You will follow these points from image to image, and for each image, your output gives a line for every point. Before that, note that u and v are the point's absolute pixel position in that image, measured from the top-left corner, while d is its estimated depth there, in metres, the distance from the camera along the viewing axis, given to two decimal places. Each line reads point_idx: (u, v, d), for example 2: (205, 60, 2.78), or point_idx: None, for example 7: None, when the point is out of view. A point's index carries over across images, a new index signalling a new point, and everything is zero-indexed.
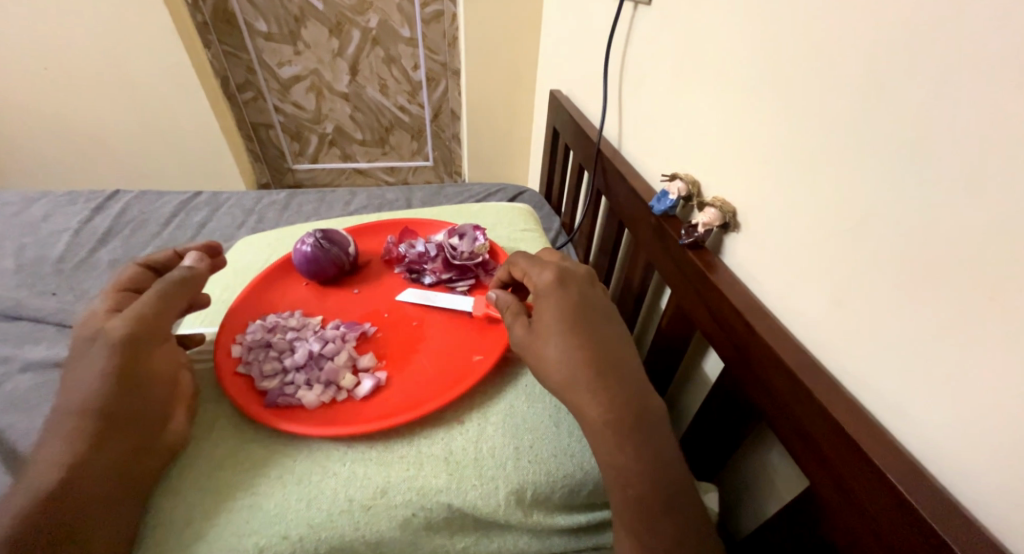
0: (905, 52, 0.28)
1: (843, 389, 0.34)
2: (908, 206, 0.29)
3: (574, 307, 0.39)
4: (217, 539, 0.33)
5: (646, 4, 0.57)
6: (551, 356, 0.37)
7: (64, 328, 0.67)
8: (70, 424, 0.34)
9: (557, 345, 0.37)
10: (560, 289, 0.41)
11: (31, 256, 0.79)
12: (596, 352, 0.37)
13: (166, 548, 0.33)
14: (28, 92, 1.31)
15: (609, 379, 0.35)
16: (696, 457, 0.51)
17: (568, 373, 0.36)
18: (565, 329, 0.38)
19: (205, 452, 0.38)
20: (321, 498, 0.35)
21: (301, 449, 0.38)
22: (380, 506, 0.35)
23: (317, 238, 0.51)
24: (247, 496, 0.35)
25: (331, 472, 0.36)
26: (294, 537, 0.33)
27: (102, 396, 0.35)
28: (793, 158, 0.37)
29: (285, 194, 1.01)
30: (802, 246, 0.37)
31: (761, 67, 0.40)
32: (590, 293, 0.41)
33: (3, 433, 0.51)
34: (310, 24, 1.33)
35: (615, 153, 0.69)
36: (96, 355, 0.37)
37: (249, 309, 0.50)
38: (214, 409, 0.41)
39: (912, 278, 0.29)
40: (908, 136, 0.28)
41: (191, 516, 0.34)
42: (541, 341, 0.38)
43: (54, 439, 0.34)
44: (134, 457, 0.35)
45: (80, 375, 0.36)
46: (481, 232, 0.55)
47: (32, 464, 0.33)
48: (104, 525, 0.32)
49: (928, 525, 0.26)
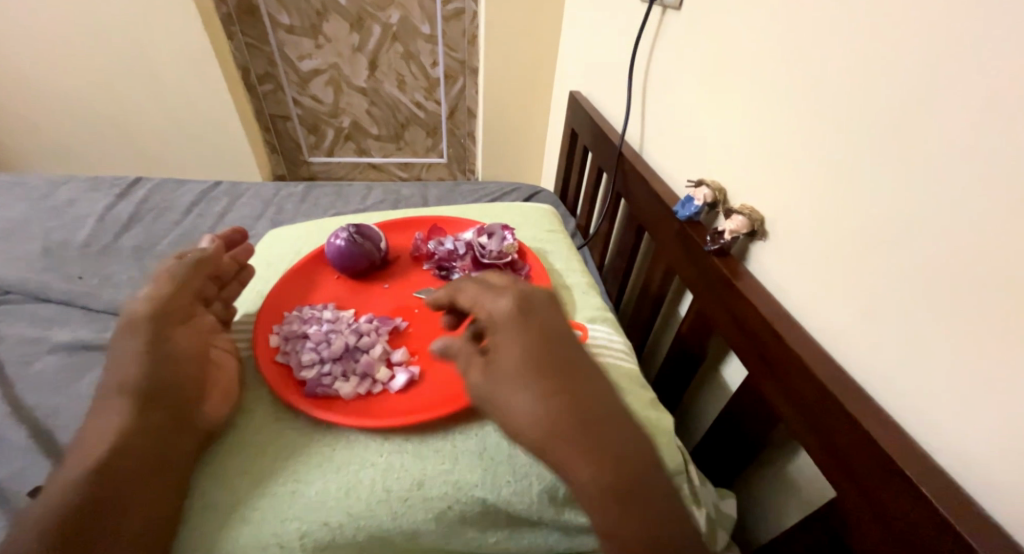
0: (943, 67, 0.28)
1: (871, 401, 0.34)
2: (944, 220, 0.29)
3: (538, 343, 0.34)
4: (260, 522, 0.33)
5: (676, 9, 0.57)
6: (515, 399, 0.32)
7: (90, 312, 0.68)
8: (116, 404, 0.36)
9: (522, 387, 0.32)
10: (519, 316, 0.36)
11: (57, 240, 0.81)
12: (565, 390, 0.32)
13: (209, 528, 0.33)
14: (54, 78, 1.33)
15: (586, 423, 0.31)
16: (716, 465, 0.51)
17: (537, 420, 0.31)
18: (528, 365, 0.33)
19: (247, 437, 0.38)
20: (360, 488, 0.35)
21: (341, 438, 0.39)
22: (416, 498, 0.35)
23: (351, 232, 0.52)
24: (288, 483, 0.35)
25: (369, 463, 0.37)
26: (335, 524, 0.34)
27: (136, 379, 0.37)
28: (826, 168, 0.37)
29: (303, 186, 1.02)
30: (832, 256, 0.37)
31: (792, 76, 0.40)
32: (552, 317, 0.37)
33: (36, 413, 0.53)
34: (332, 18, 1.34)
35: (636, 156, 0.69)
36: (124, 339, 0.39)
37: (285, 301, 0.51)
38: (255, 396, 0.42)
39: (947, 292, 0.29)
40: (944, 150, 0.28)
41: (234, 499, 0.35)
42: (501, 382, 0.33)
43: (102, 420, 0.35)
44: (174, 440, 0.36)
45: (116, 360, 0.38)
46: (510, 232, 0.55)
47: (75, 446, 0.34)
48: (144, 504, 0.32)
49: (952, 529, 0.26)
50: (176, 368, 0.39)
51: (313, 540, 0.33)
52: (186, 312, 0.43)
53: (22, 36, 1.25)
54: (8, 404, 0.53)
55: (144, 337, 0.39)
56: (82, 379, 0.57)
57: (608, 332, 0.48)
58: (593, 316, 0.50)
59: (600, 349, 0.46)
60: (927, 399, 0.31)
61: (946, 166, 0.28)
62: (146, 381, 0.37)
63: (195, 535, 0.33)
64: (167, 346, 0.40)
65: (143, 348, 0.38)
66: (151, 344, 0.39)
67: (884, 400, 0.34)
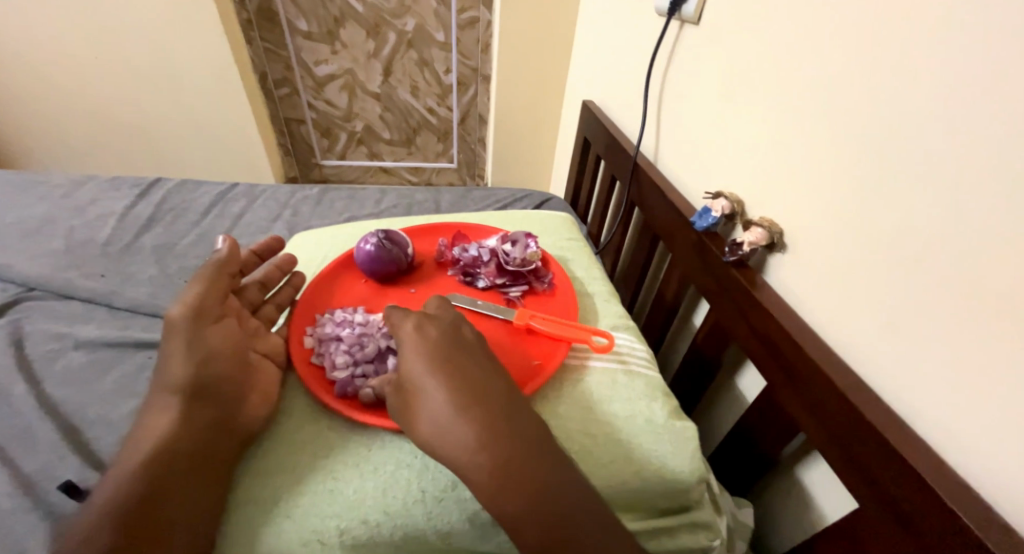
0: (975, 89, 0.29)
1: (895, 416, 0.34)
2: (972, 238, 0.29)
3: (438, 360, 0.37)
4: (300, 518, 0.35)
5: (693, 23, 0.58)
6: (423, 411, 0.35)
7: (113, 310, 0.69)
8: (165, 403, 0.39)
9: (427, 398, 0.36)
10: (421, 335, 0.40)
11: (79, 238, 0.82)
12: (462, 393, 0.35)
13: (253, 523, 0.34)
14: (77, 79, 1.35)
15: (480, 421, 0.34)
16: (733, 472, 0.51)
17: (441, 426, 0.34)
18: (429, 378, 0.36)
19: (286, 436, 0.39)
20: (396, 488, 0.36)
21: (376, 439, 0.39)
22: (450, 499, 0.36)
23: (380, 237, 0.53)
24: (327, 480, 0.36)
25: (405, 463, 0.38)
26: (372, 522, 0.35)
27: (178, 381, 0.39)
28: (849, 183, 0.38)
29: (318, 189, 1.03)
30: (854, 271, 0.38)
31: (815, 93, 0.41)
32: (454, 331, 0.40)
33: (61, 408, 0.54)
34: (349, 25, 1.36)
35: (650, 166, 0.70)
36: (166, 343, 0.42)
37: (318, 305, 0.52)
38: (292, 396, 0.43)
39: (973, 309, 0.29)
40: (973, 169, 0.29)
41: (276, 495, 0.36)
42: (411, 397, 0.36)
43: (157, 417, 0.38)
44: (216, 438, 0.37)
45: (162, 362, 0.41)
46: (533, 240, 0.56)
47: (132, 440, 0.37)
48: (189, 497, 0.34)
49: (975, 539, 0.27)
50: (215, 369, 0.41)
51: (351, 537, 0.34)
52: (221, 309, 0.46)
53: (47, 38, 1.27)
54: (36, 399, 0.54)
55: (181, 341, 0.41)
56: (106, 376, 0.58)
57: (631, 340, 0.49)
58: (615, 323, 0.51)
59: (624, 354, 0.47)
60: (952, 413, 0.31)
61: (976, 186, 0.29)
62: (188, 379, 0.39)
63: (239, 529, 0.34)
64: (204, 342, 0.42)
65: (183, 347, 0.41)
66: (189, 341, 0.41)
67: (907, 413, 0.34)
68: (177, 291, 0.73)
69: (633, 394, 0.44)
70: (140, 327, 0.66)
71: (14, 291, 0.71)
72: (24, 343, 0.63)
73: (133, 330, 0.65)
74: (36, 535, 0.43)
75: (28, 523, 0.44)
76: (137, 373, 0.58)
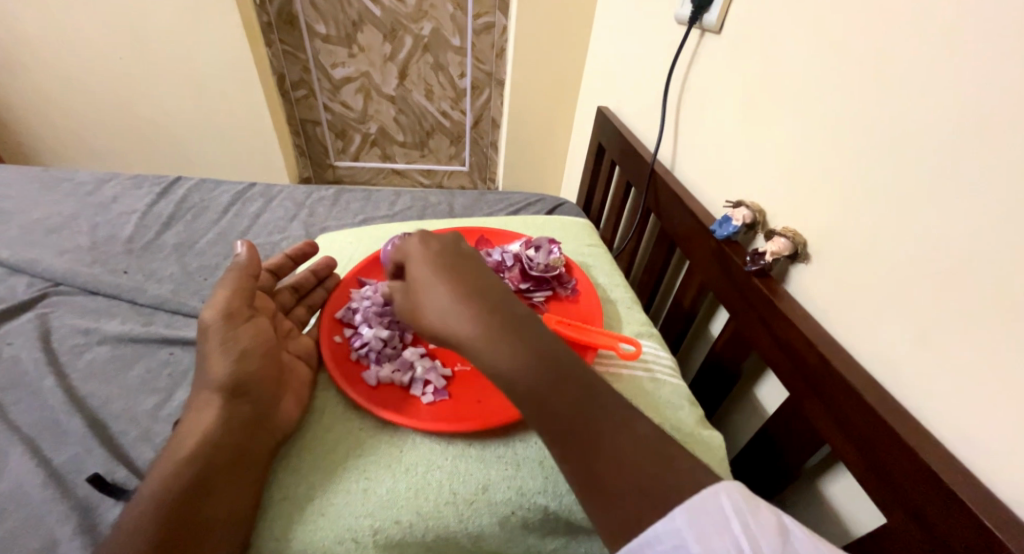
0: (1008, 106, 0.29)
1: (920, 427, 0.34)
2: (1004, 254, 0.29)
3: (456, 266, 0.40)
4: (335, 516, 0.35)
5: (715, 33, 0.57)
6: (435, 302, 0.37)
7: (135, 306, 0.70)
8: (206, 401, 0.40)
9: (434, 292, 0.38)
10: (426, 246, 0.42)
11: (103, 234, 0.83)
12: (461, 288, 0.38)
13: (287, 521, 0.35)
14: (101, 78, 1.38)
15: (480, 311, 0.36)
16: (755, 482, 0.51)
17: (446, 312, 0.37)
18: (434, 275, 0.39)
19: (320, 434, 0.41)
20: (428, 489, 0.37)
21: (406, 440, 0.40)
22: (481, 502, 0.37)
23: None
24: (361, 479, 0.37)
25: (437, 465, 0.38)
26: (405, 522, 0.35)
27: (216, 383, 0.41)
28: (876, 198, 0.38)
29: (334, 190, 1.04)
30: (879, 286, 0.38)
31: (841, 106, 0.41)
32: (458, 245, 0.43)
33: (84, 402, 0.56)
34: (366, 28, 1.38)
35: (666, 172, 0.69)
36: (204, 343, 0.43)
37: (340, 299, 0.53)
38: (325, 397, 0.44)
39: (1004, 328, 0.29)
40: (1004, 183, 0.29)
41: (310, 493, 0.37)
42: (418, 292, 0.39)
43: (199, 414, 0.40)
44: (252, 436, 0.39)
45: (201, 361, 0.42)
46: (557, 245, 0.57)
47: (175, 436, 0.39)
48: (227, 494, 0.36)
49: (996, 539, 0.27)
50: (248, 366, 0.42)
51: (385, 536, 0.35)
52: (251, 307, 0.46)
53: (70, 37, 1.29)
54: (63, 392, 0.56)
55: (216, 343, 0.42)
56: (130, 371, 0.59)
57: (655, 348, 0.50)
58: (639, 330, 0.52)
59: (650, 362, 0.48)
60: (977, 424, 0.31)
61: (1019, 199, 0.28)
62: (228, 377, 0.41)
63: (275, 525, 0.35)
64: (238, 340, 0.43)
65: (219, 345, 0.42)
66: (225, 340, 0.42)
67: (931, 423, 0.34)
68: (198, 288, 0.74)
69: (658, 400, 0.44)
70: (162, 323, 0.67)
71: (41, 286, 0.72)
72: (51, 337, 0.64)
73: (155, 326, 0.66)
74: (66, 525, 0.44)
75: (58, 513, 0.45)
76: (160, 369, 0.60)
